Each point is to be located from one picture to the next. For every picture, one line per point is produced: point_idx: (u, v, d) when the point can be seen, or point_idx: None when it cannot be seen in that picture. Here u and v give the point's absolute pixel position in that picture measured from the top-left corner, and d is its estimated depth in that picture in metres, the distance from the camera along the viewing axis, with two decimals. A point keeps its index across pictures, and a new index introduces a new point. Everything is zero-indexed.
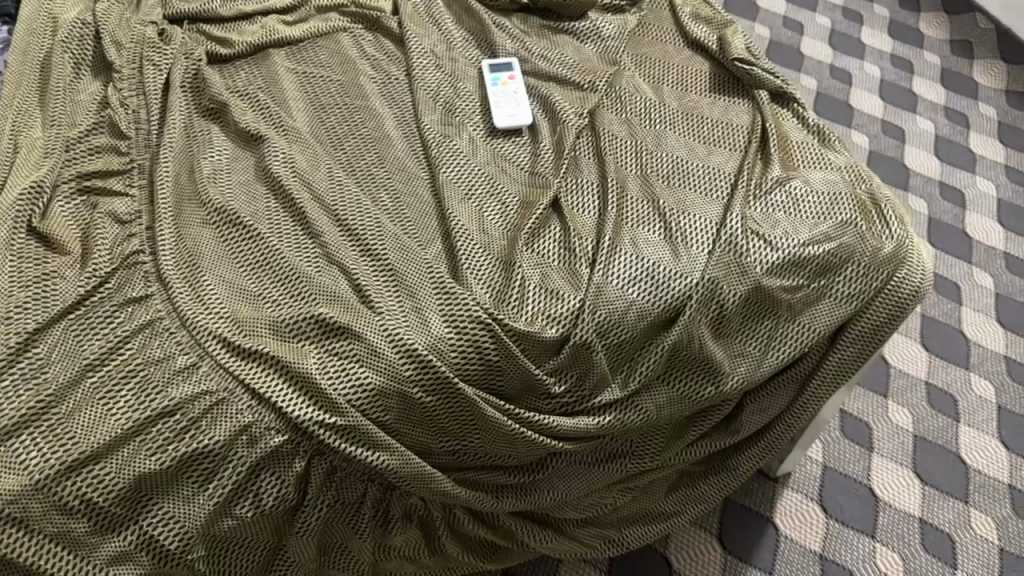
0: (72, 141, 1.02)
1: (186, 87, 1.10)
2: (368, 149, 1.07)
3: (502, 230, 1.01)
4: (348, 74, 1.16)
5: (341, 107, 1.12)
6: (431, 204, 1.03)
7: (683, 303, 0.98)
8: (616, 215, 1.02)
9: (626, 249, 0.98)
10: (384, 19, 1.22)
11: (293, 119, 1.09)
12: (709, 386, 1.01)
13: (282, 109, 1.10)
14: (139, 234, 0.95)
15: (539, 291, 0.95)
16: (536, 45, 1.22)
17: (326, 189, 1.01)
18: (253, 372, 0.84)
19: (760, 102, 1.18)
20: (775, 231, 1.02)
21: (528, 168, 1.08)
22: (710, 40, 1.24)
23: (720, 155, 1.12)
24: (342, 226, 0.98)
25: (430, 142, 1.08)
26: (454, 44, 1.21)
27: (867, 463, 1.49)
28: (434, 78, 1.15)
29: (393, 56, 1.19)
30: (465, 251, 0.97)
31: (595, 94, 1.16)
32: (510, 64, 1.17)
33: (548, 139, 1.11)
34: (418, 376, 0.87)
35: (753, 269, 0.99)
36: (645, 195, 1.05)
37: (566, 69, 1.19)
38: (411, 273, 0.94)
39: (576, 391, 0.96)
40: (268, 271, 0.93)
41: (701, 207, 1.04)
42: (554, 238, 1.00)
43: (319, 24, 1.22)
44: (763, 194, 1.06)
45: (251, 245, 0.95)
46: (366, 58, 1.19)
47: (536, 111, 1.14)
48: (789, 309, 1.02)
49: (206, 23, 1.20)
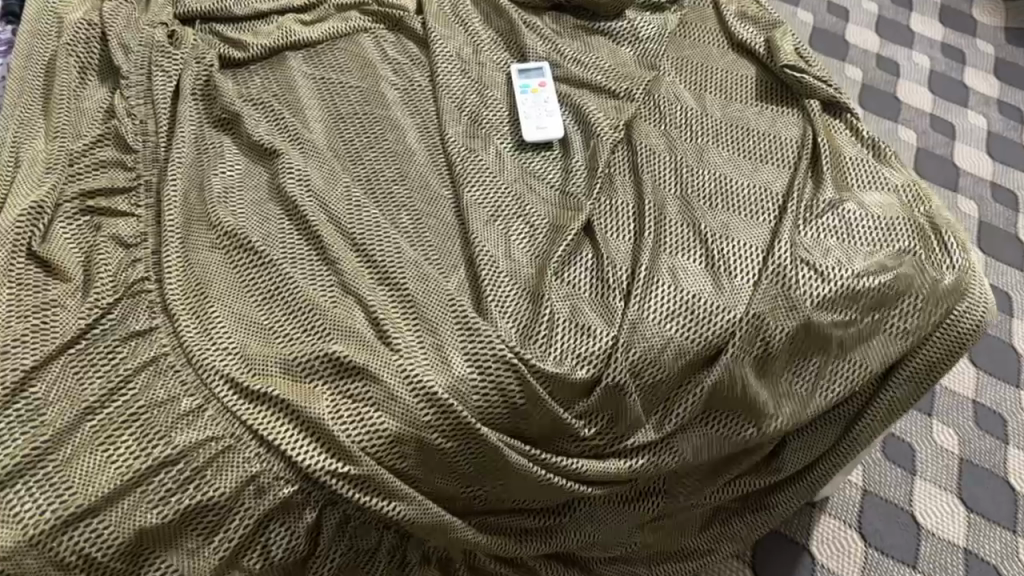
0: (77, 154, 0.96)
1: (197, 94, 1.03)
2: (389, 163, 1.00)
3: (531, 256, 0.94)
4: (368, 80, 1.09)
5: (360, 117, 1.05)
6: (454, 226, 0.96)
7: (725, 340, 0.90)
8: (653, 241, 0.95)
9: (663, 279, 0.91)
10: (407, 19, 1.15)
11: (310, 131, 1.02)
12: (752, 427, 0.94)
13: (298, 119, 1.03)
14: (145, 259, 0.89)
15: (569, 326, 0.88)
16: (569, 48, 1.14)
17: (342, 209, 0.94)
18: (262, 417, 0.79)
19: (811, 113, 1.09)
20: (826, 260, 0.95)
21: (558, 186, 1.01)
22: (756, 43, 1.15)
23: (768, 172, 1.03)
24: (360, 252, 0.92)
25: (455, 158, 1.01)
26: (482, 47, 1.13)
27: (909, 488, 1.42)
28: (460, 84, 1.08)
29: (416, 60, 1.12)
30: (491, 280, 0.90)
31: (632, 102, 1.08)
32: (541, 69, 1.09)
33: (580, 153, 1.03)
34: (437, 422, 0.81)
35: (802, 304, 0.92)
36: (685, 218, 0.97)
37: (601, 75, 1.11)
38: (432, 306, 0.88)
39: (608, 433, 0.89)
40: (280, 302, 0.87)
41: (746, 233, 0.97)
42: (585, 266, 0.93)
43: (338, 24, 1.14)
44: (813, 219, 0.98)
45: (261, 273, 0.89)
46: (387, 61, 1.11)
47: (568, 121, 1.07)
48: (840, 346, 0.95)
49: (220, 23, 1.13)
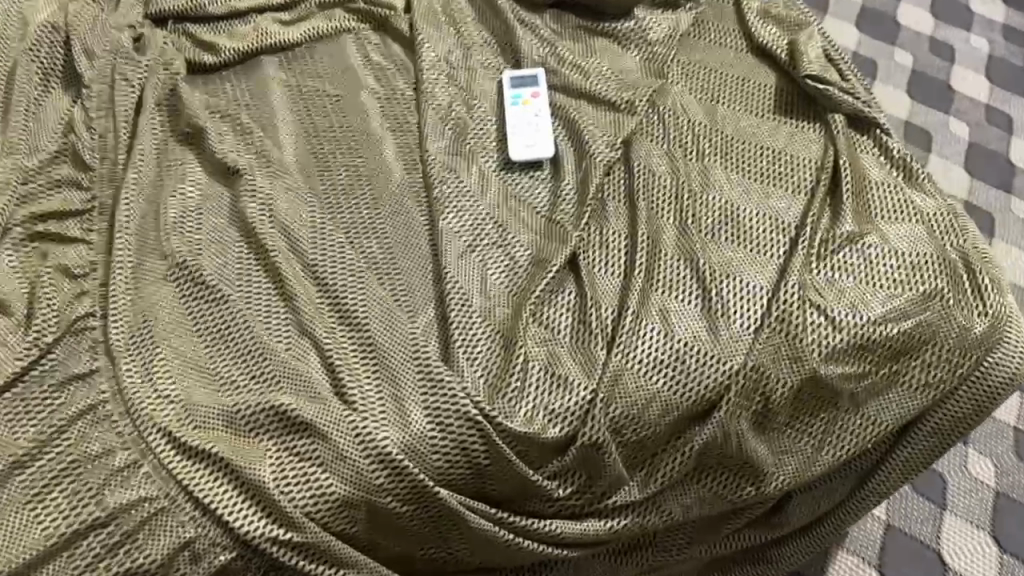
0: (30, 173, 0.90)
1: (161, 107, 0.97)
2: (362, 184, 0.93)
3: (508, 293, 0.86)
4: (347, 88, 1.01)
5: (336, 130, 0.97)
6: (427, 256, 0.88)
7: (719, 395, 0.81)
8: (644, 279, 0.86)
9: (652, 324, 0.82)
10: (393, 19, 1.06)
11: (279, 147, 0.94)
12: (749, 486, 0.85)
13: (267, 133, 0.96)
14: (92, 292, 0.84)
15: (544, 377, 0.80)
16: (568, 52, 1.04)
17: (304, 238, 0.87)
18: (200, 477, 0.73)
19: (834, 129, 0.98)
20: (840, 304, 0.85)
21: (544, 212, 0.92)
22: (777, 48, 1.04)
23: (781, 199, 0.93)
24: (321, 287, 0.84)
25: (432, 178, 0.92)
26: (472, 51, 1.04)
27: (937, 524, 1.32)
28: (446, 94, 1.00)
29: (401, 65, 1.03)
30: (460, 322, 0.82)
31: (633, 116, 0.98)
32: (535, 80, 1.00)
33: (572, 173, 0.94)
34: (390, 485, 0.75)
35: (809, 355, 0.82)
36: (682, 252, 0.88)
37: (602, 83, 1.01)
38: (394, 351, 0.80)
39: (586, 492, 0.81)
40: (230, 344, 0.80)
41: (750, 270, 0.87)
42: (567, 306, 0.84)
43: (319, 23, 1.06)
44: (827, 255, 0.88)
45: (213, 310, 0.82)
46: (369, 67, 1.03)
47: (562, 137, 0.97)
48: (851, 400, 0.85)
49: (195, 23, 1.06)
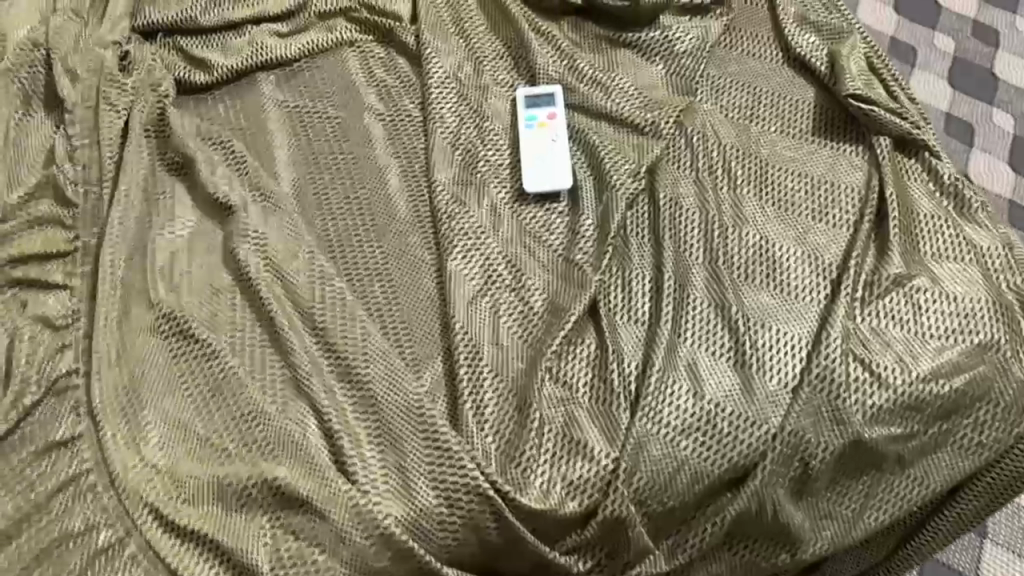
0: (10, 208, 0.84)
1: (149, 132, 0.90)
2: (364, 219, 0.86)
3: (522, 344, 0.79)
4: (348, 109, 0.93)
5: (337, 159, 0.90)
6: (436, 302, 0.81)
7: (754, 462, 0.74)
8: (671, 330, 0.78)
9: (680, 381, 0.75)
10: (398, 30, 0.98)
11: (275, 178, 0.88)
12: (784, 553, 0.78)
13: (262, 163, 0.89)
14: (74, 345, 0.78)
15: (562, 443, 0.73)
16: (588, 65, 0.96)
17: (302, 283, 0.80)
18: (191, 559, 0.69)
19: (880, 154, 0.89)
20: (886, 357, 0.78)
21: (561, 249, 0.85)
22: (817, 59, 0.95)
23: (821, 234, 0.85)
24: (320, 339, 0.78)
25: (440, 213, 0.85)
26: (484, 65, 0.96)
27: (977, 553, 1.25)
28: (454, 115, 0.92)
29: (407, 82, 0.95)
30: (470, 381, 0.76)
31: (658, 140, 0.90)
32: (552, 101, 0.93)
33: (592, 205, 0.86)
34: (392, 564, 0.71)
35: (852, 418, 0.76)
36: (712, 298, 0.80)
37: (624, 101, 0.93)
38: (398, 414, 0.74)
39: (605, 565, 0.76)
40: (222, 405, 0.75)
41: (788, 318, 0.79)
42: (586, 361, 0.77)
43: (319, 36, 0.98)
44: (873, 300, 0.80)
45: (203, 367, 0.76)
46: (372, 83, 0.95)
47: (580, 164, 0.90)
48: (897, 463, 0.78)
49: (187, 36, 0.98)
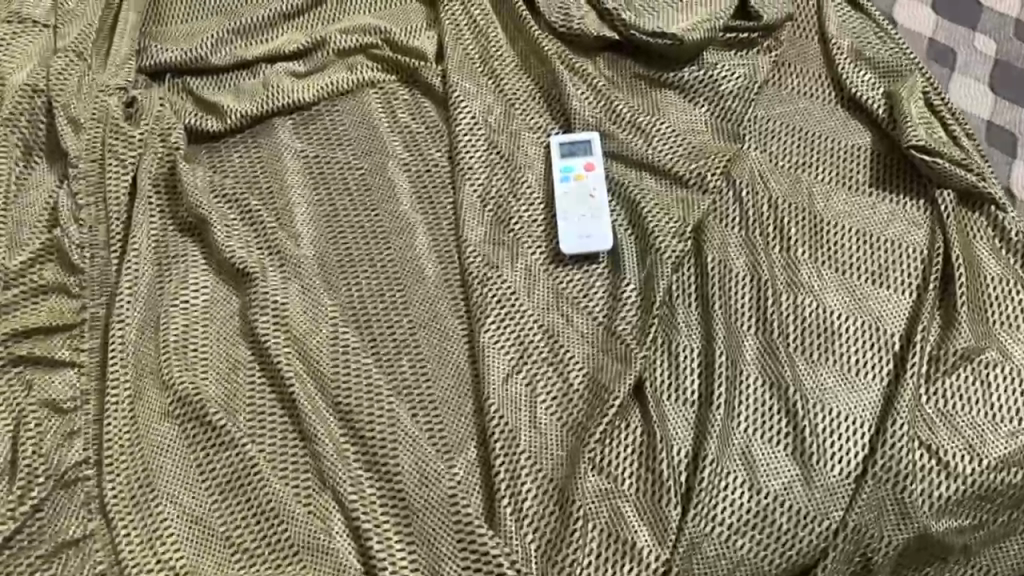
0: (14, 274, 0.79)
1: (160, 188, 0.84)
2: (390, 284, 0.80)
3: (561, 428, 0.73)
4: (371, 159, 0.87)
5: (360, 215, 0.84)
6: (467, 379, 0.75)
7: (814, 559, 0.69)
8: (724, 416, 0.73)
9: (734, 474, 0.70)
10: (424, 70, 0.92)
11: (294, 239, 0.81)
12: None
13: (278, 221, 0.82)
14: (84, 431, 0.73)
15: (607, 544, 0.68)
16: (626, 107, 0.89)
17: (325, 360, 0.75)
18: None
19: (943, 210, 0.83)
20: (955, 443, 0.72)
21: (602, 317, 0.79)
22: (872, 101, 0.89)
23: (881, 301, 0.79)
24: (345, 423, 0.72)
25: (470, 278, 0.80)
26: (516, 107, 0.90)
27: None
28: (484, 166, 0.86)
29: (433, 127, 0.90)
30: (507, 473, 0.70)
31: (704, 194, 0.84)
32: (589, 150, 0.86)
33: (635, 268, 0.80)
34: None
35: (918, 511, 0.70)
36: (766, 376, 0.74)
37: (667, 149, 0.87)
38: (428, 511, 0.69)
39: None
40: (241, 500, 0.70)
41: (849, 400, 0.74)
42: (631, 448, 0.72)
43: (338, 75, 0.92)
44: (939, 379, 0.75)
45: (221, 456, 0.71)
46: (397, 130, 0.89)
47: (620, 221, 0.83)
48: (962, 552, 0.72)
49: (198, 78, 0.92)
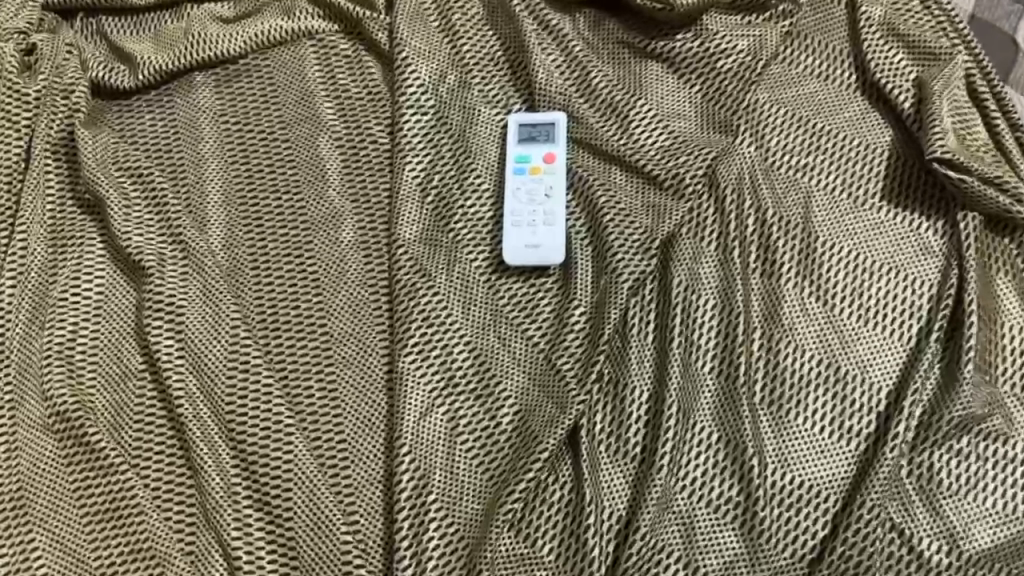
0: None
1: (61, 157, 0.74)
2: (306, 287, 0.70)
3: (482, 476, 0.64)
4: (299, 128, 0.75)
5: (281, 201, 0.73)
6: (382, 411, 0.66)
7: None
8: (667, 478, 0.63)
9: (669, 547, 0.61)
10: (369, 23, 0.78)
11: (200, 230, 0.71)
12: None
13: (186, 205, 0.72)
14: None
15: None
16: (603, 82, 0.76)
17: (221, 378, 0.67)
18: None
19: (965, 236, 0.70)
20: (934, 532, 0.61)
21: (544, 345, 0.68)
22: (897, 93, 0.74)
23: (872, 346, 0.67)
24: (238, 455, 0.65)
25: (398, 287, 0.69)
26: (473, 74, 0.77)
27: None
28: (427, 147, 0.74)
29: (373, 92, 0.77)
30: (411, 529, 0.62)
31: (681, 201, 0.71)
32: (551, 139, 0.73)
33: (588, 288, 0.69)
34: None
35: None
36: (722, 432, 0.64)
37: (645, 141, 0.74)
38: (318, 565, 0.62)
39: None
40: (117, 536, 0.63)
41: (816, 467, 0.63)
42: (557, 506, 0.63)
43: (271, 22, 0.79)
44: (928, 452, 0.63)
45: (99, 484, 0.64)
46: (331, 96, 0.77)
47: (578, 229, 0.71)
48: None
49: (114, 21, 0.81)
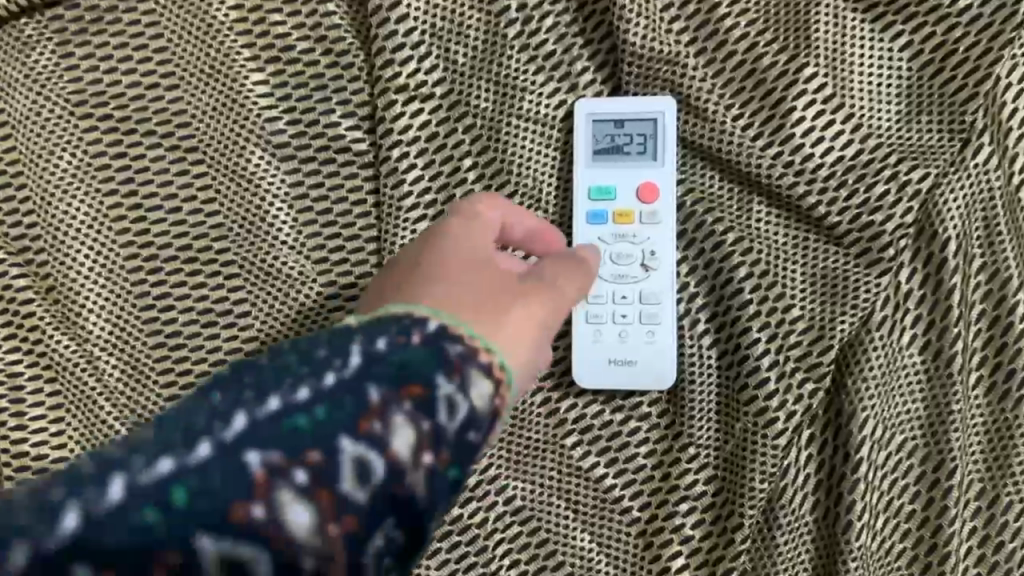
0: None
1: None
2: None
3: None
4: (217, 133, 0.44)
5: (198, 270, 0.44)
6: None
7: None
8: None
9: None
10: None
11: (73, 334, 0.44)
12: None
13: (46, 289, 0.44)
14: None
15: None
16: (741, 30, 0.43)
17: None
18: None
19: None
20: None
21: (640, 519, 0.43)
22: None
23: None
24: None
25: None
26: (508, 17, 0.44)
27: None
28: (433, 164, 0.43)
29: (337, 53, 0.44)
30: None
31: (871, 270, 0.42)
32: (647, 153, 0.43)
33: (712, 426, 0.43)
34: None
35: None
36: None
37: (814, 154, 0.42)
38: None
39: None
40: None
41: None
42: None
43: None
44: None
45: None
46: (262, 62, 0.45)
47: (693, 319, 0.43)
48: None
49: None
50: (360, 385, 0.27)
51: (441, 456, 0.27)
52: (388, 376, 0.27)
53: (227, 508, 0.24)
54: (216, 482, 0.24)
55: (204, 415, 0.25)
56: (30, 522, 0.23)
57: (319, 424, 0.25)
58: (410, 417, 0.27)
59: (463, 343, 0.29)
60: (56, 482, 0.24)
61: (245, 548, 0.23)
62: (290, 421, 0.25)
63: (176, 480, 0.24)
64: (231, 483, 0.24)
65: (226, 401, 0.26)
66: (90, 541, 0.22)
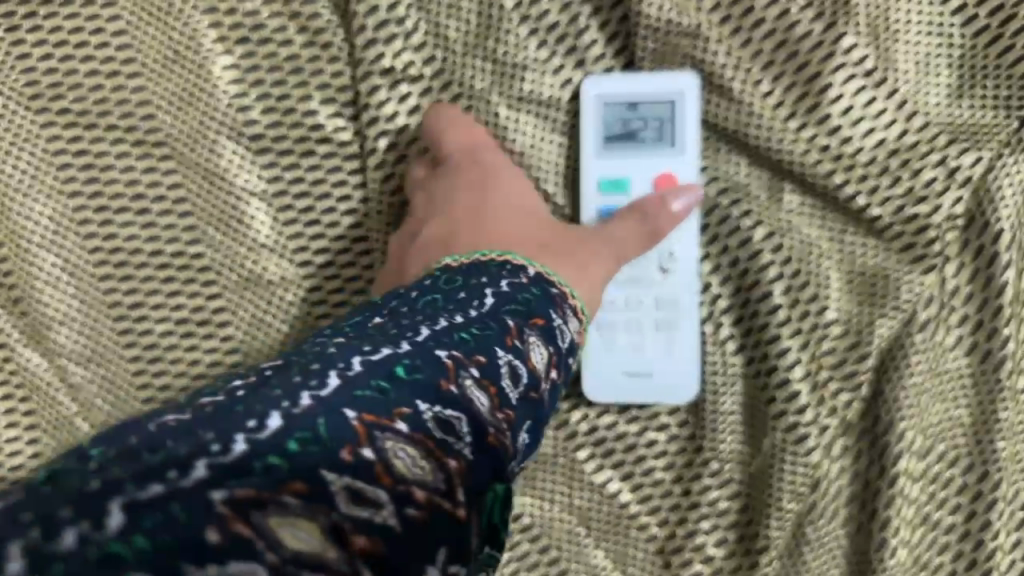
0: None
1: None
2: None
3: None
4: (187, 124, 0.40)
5: (173, 278, 0.40)
6: None
7: None
8: None
9: None
10: None
11: (44, 349, 0.41)
12: None
13: (11, 300, 0.41)
14: None
15: None
16: None
17: None
18: None
19: None
20: None
21: (657, 536, 0.40)
22: None
23: None
24: None
25: None
26: None
27: None
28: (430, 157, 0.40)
29: (314, 32, 0.40)
30: None
31: (914, 267, 0.38)
32: (664, 140, 0.39)
33: (737, 440, 0.40)
34: None
35: None
36: None
37: (853, 137, 0.38)
38: None
39: None
40: None
41: None
42: None
43: None
44: None
45: None
46: (230, 43, 0.40)
47: (716, 324, 0.40)
48: None
49: None
50: (498, 315, 0.30)
51: (560, 376, 0.31)
52: (523, 311, 0.31)
53: (437, 381, 0.25)
54: (419, 363, 0.26)
55: (380, 337, 0.28)
56: (281, 395, 0.23)
57: (477, 337, 0.28)
58: (541, 339, 0.30)
59: (558, 287, 0.35)
60: (263, 393, 0.24)
61: (457, 408, 0.25)
62: (460, 332, 0.28)
63: (391, 363, 0.26)
64: (432, 363, 0.26)
65: (402, 324, 0.28)
66: (337, 399, 0.24)
